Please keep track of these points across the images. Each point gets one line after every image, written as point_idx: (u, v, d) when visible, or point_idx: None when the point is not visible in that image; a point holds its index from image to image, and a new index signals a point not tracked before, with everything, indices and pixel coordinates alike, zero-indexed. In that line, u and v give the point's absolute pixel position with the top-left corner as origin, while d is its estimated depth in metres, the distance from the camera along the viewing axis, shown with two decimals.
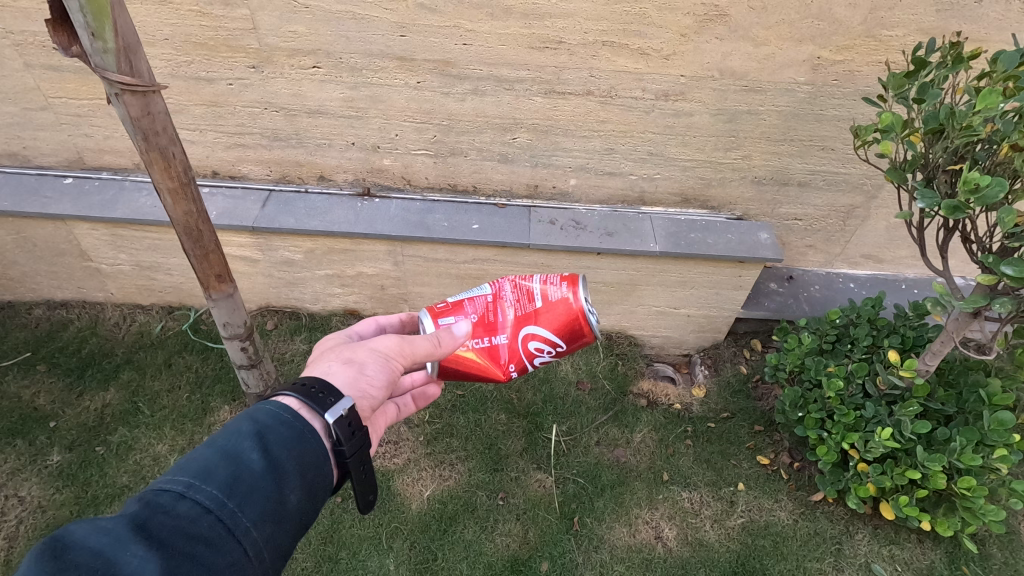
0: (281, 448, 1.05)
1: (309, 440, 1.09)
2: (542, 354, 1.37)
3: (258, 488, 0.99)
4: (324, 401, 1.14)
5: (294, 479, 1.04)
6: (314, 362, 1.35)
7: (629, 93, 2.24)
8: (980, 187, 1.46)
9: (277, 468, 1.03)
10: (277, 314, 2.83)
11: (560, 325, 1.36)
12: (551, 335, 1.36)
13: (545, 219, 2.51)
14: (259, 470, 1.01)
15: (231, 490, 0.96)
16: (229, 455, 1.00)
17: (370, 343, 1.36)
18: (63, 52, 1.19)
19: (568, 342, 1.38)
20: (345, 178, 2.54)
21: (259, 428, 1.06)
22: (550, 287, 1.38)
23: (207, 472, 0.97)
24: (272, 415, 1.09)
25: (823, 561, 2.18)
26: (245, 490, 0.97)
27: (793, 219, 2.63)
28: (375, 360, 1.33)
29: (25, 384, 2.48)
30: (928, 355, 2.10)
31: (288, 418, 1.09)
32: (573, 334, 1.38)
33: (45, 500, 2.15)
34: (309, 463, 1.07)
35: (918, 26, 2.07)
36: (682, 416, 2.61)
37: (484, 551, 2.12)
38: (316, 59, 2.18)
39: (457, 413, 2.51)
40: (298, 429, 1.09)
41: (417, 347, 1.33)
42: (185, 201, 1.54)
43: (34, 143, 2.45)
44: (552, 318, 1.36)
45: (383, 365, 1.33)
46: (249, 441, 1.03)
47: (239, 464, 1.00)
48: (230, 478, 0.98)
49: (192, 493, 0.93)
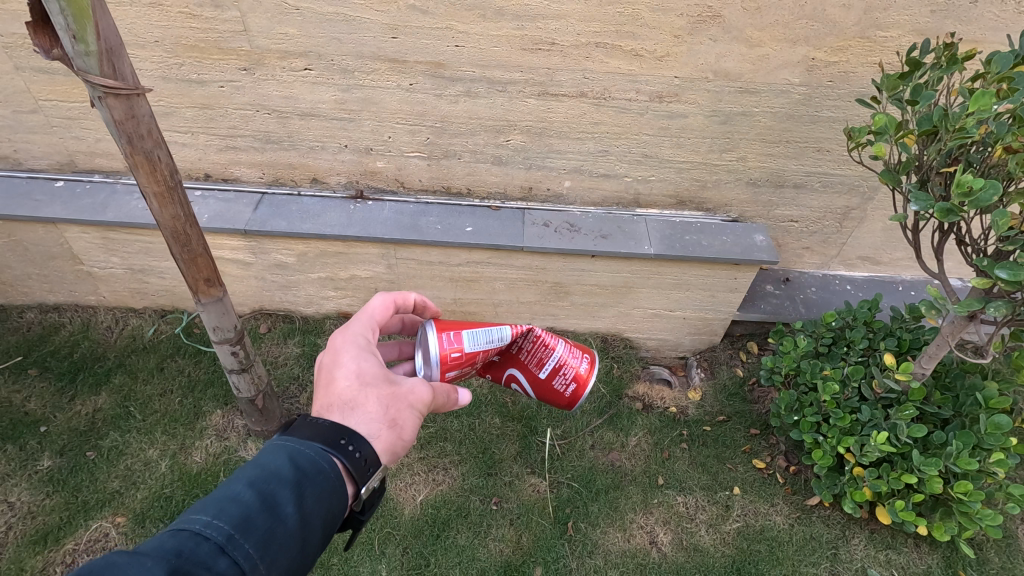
0: (314, 504, 1.04)
1: (338, 498, 1.09)
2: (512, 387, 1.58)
3: (288, 547, 0.98)
4: (365, 472, 1.13)
5: (318, 538, 1.04)
6: (350, 405, 1.20)
7: (623, 95, 2.22)
8: (974, 190, 1.44)
9: (307, 526, 1.02)
10: (271, 317, 2.81)
11: (540, 395, 1.53)
12: (530, 392, 1.55)
13: (539, 221, 2.50)
14: (292, 527, 0.99)
15: (265, 547, 0.94)
16: (267, 505, 0.98)
17: (409, 396, 1.26)
18: (43, 55, 1.17)
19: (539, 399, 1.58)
20: (338, 180, 2.52)
21: (298, 479, 1.04)
22: (558, 374, 1.50)
23: (246, 523, 0.94)
24: (312, 465, 1.07)
25: (819, 566, 2.16)
26: (277, 549, 0.96)
27: (789, 220, 2.61)
28: (410, 419, 1.26)
29: (16, 388, 2.46)
30: (924, 358, 2.08)
31: (326, 471, 1.08)
32: (548, 403, 1.58)
33: (35, 506, 2.13)
34: (332, 521, 1.07)
35: (913, 26, 2.06)
36: (678, 419, 2.59)
37: (477, 556, 2.11)
38: (308, 62, 2.16)
39: (450, 417, 2.49)
40: (333, 485, 1.08)
41: (438, 402, 1.33)
42: (171, 204, 1.53)
43: (25, 145, 2.43)
44: (541, 391, 1.52)
45: (415, 423, 1.28)
46: (287, 492, 1.02)
47: (275, 518, 0.98)
48: (266, 533, 0.96)
49: (231, 548, 0.91)
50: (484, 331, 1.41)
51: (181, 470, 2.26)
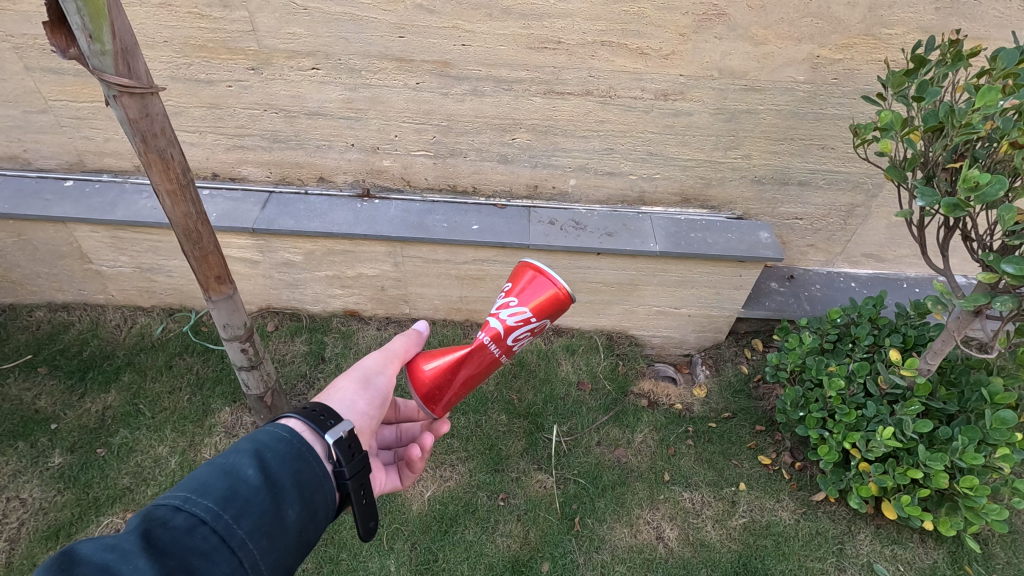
0: (279, 464, 1.04)
1: (308, 458, 1.07)
2: (504, 308, 1.38)
3: (254, 502, 0.97)
4: (324, 423, 1.12)
5: (293, 495, 1.02)
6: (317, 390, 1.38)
7: (628, 93, 2.24)
8: (981, 185, 1.45)
9: (275, 485, 1.01)
10: (278, 316, 2.83)
11: (518, 282, 1.41)
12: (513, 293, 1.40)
13: (544, 219, 2.51)
14: (256, 485, 0.99)
15: (227, 503, 0.95)
16: (227, 471, 0.99)
17: (360, 363, 1.41)
18: (60, 54, 1.20)
19: (528, 292, 1.37)
20: (345, 179, 2.54)
21: (257, 446, 1.05)
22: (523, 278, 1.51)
23: (204, 487, 0.96)
24: (270, 434, 1.07)
25: (825, 561, 2.17)
26: (241, 504, 0.96)
27: (794, 218, 2.63)
28: (369, 380, 1.38)
29: (26, 386, 2.48)
30: (929, 355, 2.10)
31: (286, 436, 1.08)
32: (533, 280, 1.38)
33: (47, 502, 2.15)
34: (309, 481, 1.05)
35: (918, 24, 2.07)
36: (683, 416, 2.60)
37: (484, 552, 2.12)
38: (315, 61, 2.18)
39: (457, 414, 2.50)
40: (297, 447, 1.07)
41: (395, 347, 1.45)
42: (184, 202, 1.54)
43: (34, 146, 2.45)
44: (516, 280, 1.43)
45: (377, 381, 1.38)
46: (247, 458, 1.02)
47: (235, 479, 0.99)
48: (226, 491, 0.96)
49: (188, 506, 0.92)
50: None
51: (190, 467, 2.28)
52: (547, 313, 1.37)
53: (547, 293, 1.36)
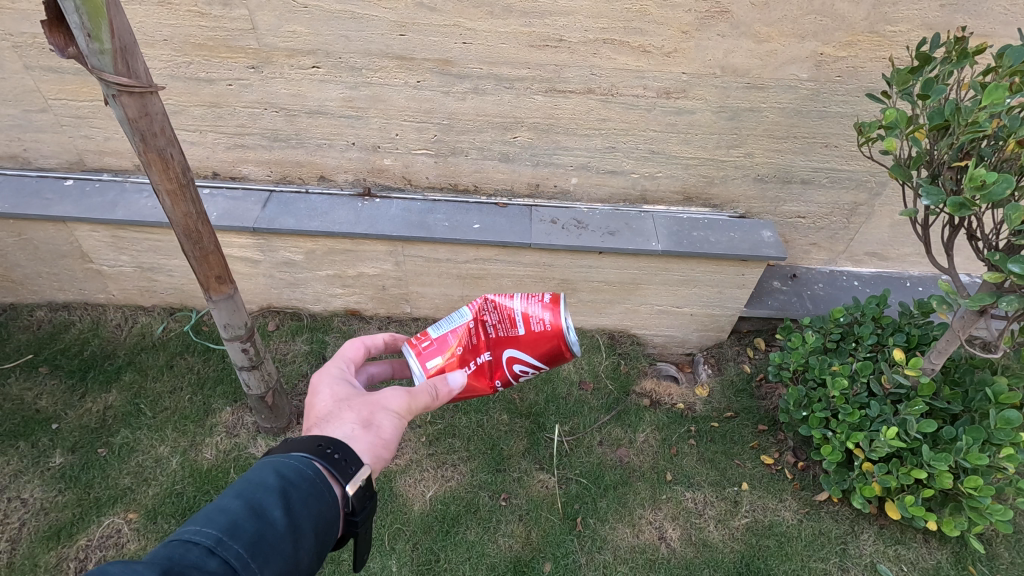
0: (304, 508, 1.02)
1: (327, 501, 1.05)
2: (526, 373, 1.37)
3: (279, 549, 0.95)
4: (345, 469, 1.09)
5: (312, 541, 1.01)
6: (328, 418, 1.22)
7: (630, 92, 2.22)
8: (987, 183, 1.44)
9: (297, 529, 0.99)
10: (279, 315, 2.82)
11: (541, 350, 1.32)
12: (535, 362, 1.34)
13: (546, 218, 2.50)
14: (282, 529, 0.97)
15: (255, 549, 0.92)
16: (255, 511, 0.96)
17: (383, 399, 1.27)
18: (58, 53, 1.19)
19: (550, 362, 1.35)
20: (345, 178, 2.53)
21: (283, 484, 1.02)
22: (534, 313, 1.31)
23: (234, 528, 0.92)
24: (296, 471, 1.05)
25: (829, 562, 2.16)
26: (267, 551, 0.93)
27: (797, 217, 2.61)
28: (388, 421, 1.25)
29: (27, 385, 2.48)
30: (933, 354, 2.08)
31: (312, 476, 1.06)
32: (559, 357, 1.34)
33: (48, 502, 2.15)
34: (327, 525, 1.04)
35: (922, 21, 2.05)
36: (685, 416, 2.59)
37: (486, 552, 2.12)
38: (316, 59, 2.17)
39: (458, 413, 2.49)
40: (320, 489, 1.05)
41: (421, 400, 1.28)
42: (184, 201, 1.54)
43: (34, 144, 2.44)
44: (539, 347, 1.32)
45: (395, 425, 1.26)
46: (273, 498, 0.99)
47: (263, 521, 0.96)
48: (254, 536, 0.93)
49: (219, 550, 0.88)
50: (448, 318, 1.38)
51: (192, 466, 2.27)
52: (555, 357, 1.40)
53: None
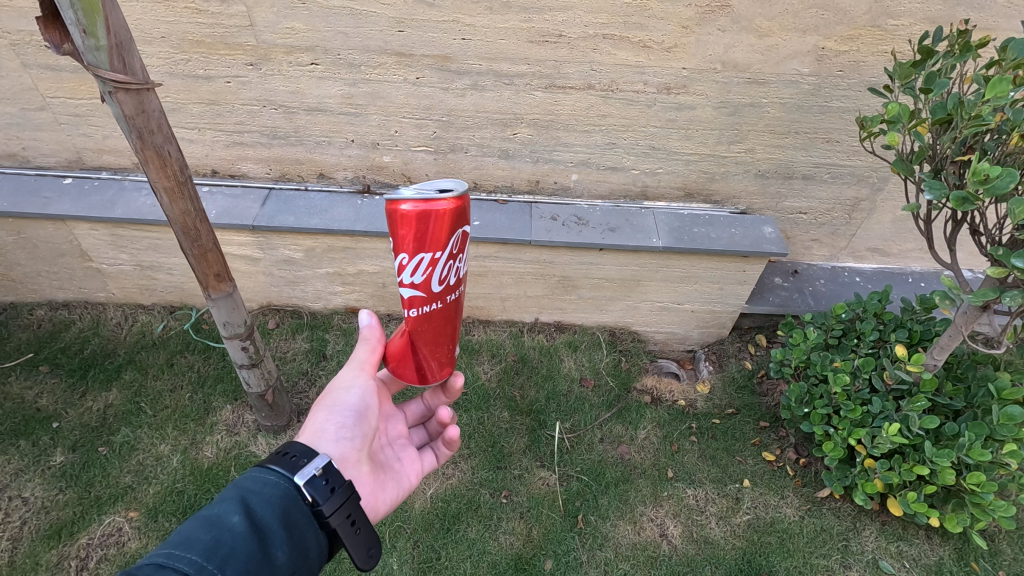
0: (266, 509, 1.04)
1: (292, 499, 1.07)
2: (411, 270, 1.18)
3: (240, 548, 0.96)
4: (297, 463, 1.12)
5: (282, 538, 1.02)
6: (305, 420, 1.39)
7: (630, 87, 2.21)
8: (991, 178, 1.42)
9: (261, 530, 1.00)
10: (279, 313, 2.82)
11: (396, 234, 1.17)
12: (400, 251, 1.17)
13: (546, 215, 2.49)
14: (242, 531, 0.98)
15: (212, 553, 0.92)
16: (210, 522, 0.98)
17: (337, 383, 1.40)
18: (53, 49, 1.18)
19: (413, 240, 1.14)
20: (345, 175, 2.52)
21: (242, 493, 1.05)
22: None
23: (188, 542, 0.93)
24: (256, 480, 1.08)
25: (830, 558, 2.16)
26: (226, 553, 0.94)
27: (798, 212, 2.60)
28: (343, 400, 1.36)
29: (27, 384, 2.48)
30: (935, 350, 2.07)
31: (271, 479, 1.08)
32: (411, 228, 1.13)
33: (48, 501, 2.15)
34: (296, 521, 1.05)
35: (925, 15, 2.04)
36: (687, 412, 2.58)
37: (487, 550, 2.11)
38: (315, 56, 2.16)
39: (460, 412, 2.49)
40: (282, 489, 1.07)
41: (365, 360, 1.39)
42: (182, 199, 1.53)
43: (33, 143, 2.44)
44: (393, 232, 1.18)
45: (348, 400, 1.36)
46: (231, 506, 1.01)
47: (220, 528, 0.97)
48: (211, 542, 0.94)
49: (172, 561, 0.89)
50: None
51: (192, 465, 2.27)
52: (440, 238, 1.15)
53: (462, 214, 1.17)
